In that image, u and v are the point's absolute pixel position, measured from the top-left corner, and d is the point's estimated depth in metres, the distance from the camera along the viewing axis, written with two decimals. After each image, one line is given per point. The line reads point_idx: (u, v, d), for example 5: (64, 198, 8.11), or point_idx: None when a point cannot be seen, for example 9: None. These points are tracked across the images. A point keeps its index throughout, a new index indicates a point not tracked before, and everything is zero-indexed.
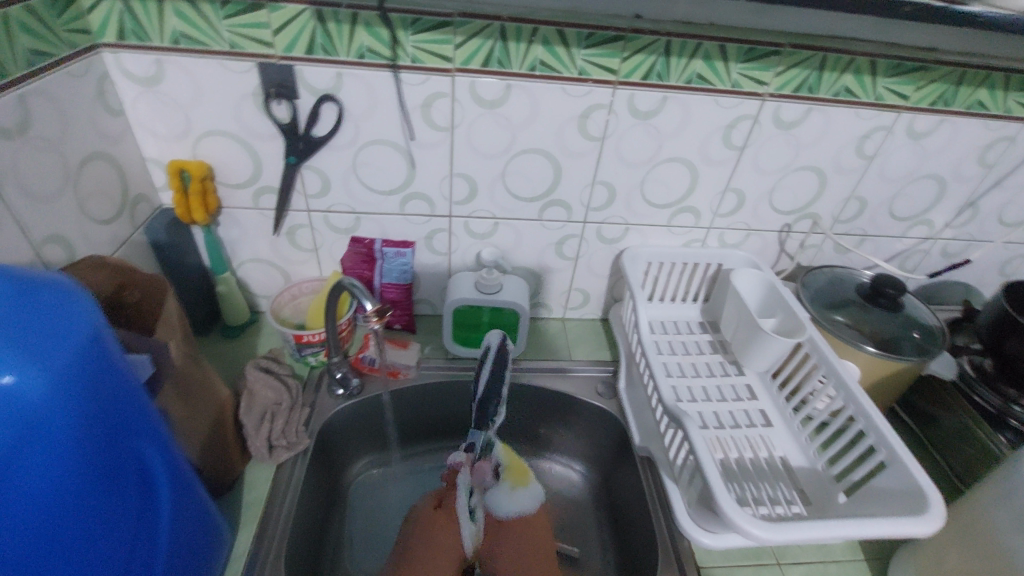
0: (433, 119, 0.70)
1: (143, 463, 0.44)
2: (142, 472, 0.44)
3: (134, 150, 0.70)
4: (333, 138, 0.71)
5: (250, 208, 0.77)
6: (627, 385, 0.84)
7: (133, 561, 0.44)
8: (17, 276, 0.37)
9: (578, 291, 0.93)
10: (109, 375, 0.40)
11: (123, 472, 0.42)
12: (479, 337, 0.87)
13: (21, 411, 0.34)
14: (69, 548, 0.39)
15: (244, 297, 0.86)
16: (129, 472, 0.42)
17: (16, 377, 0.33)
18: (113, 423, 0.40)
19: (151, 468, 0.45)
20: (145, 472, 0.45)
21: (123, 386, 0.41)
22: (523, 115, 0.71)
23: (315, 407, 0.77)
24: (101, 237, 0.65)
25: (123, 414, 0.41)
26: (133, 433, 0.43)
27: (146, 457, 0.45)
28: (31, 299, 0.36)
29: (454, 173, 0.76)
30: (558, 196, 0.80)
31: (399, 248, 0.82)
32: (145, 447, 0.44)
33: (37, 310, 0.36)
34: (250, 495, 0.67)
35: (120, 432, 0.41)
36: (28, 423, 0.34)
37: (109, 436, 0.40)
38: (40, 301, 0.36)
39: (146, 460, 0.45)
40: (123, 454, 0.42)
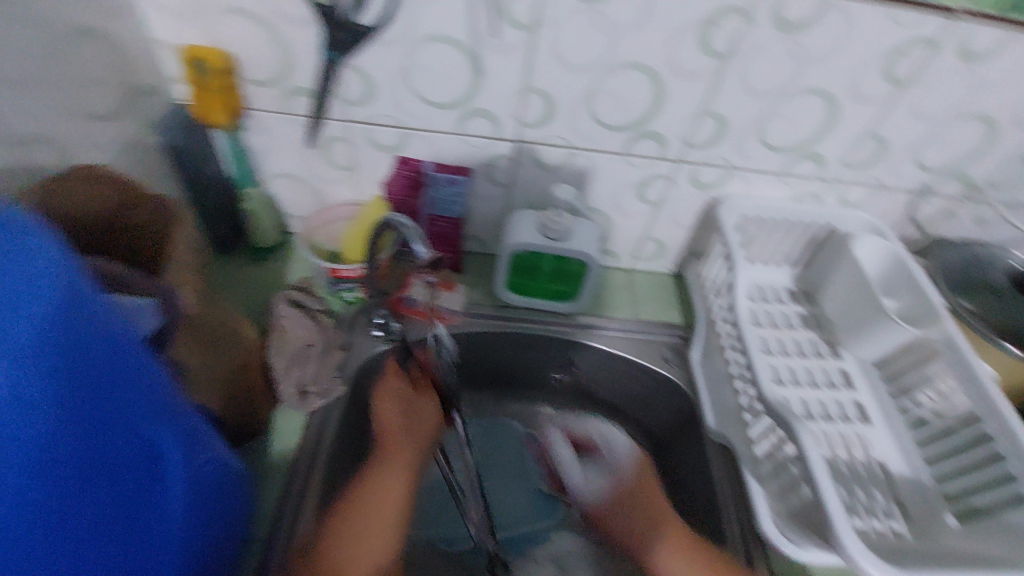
0: (513, 12, 0.54)
1: (141, 433, 0.34)
2: (141, 443, 0.34)
3: (138, 27, 0.55)
4: (384, 30, 0.56)
5: (280, 112, 0.64)
6: (702, 357, 0.72)
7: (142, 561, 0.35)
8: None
9: (653, 240, 0.79)
10: (77, 326, 0.28)
11: (115, 449, 0.32)
12: (536, 287, 0.75)
13: None
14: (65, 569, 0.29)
15: (271, 216, 0.75)
16: (122, 447, 0.32)
17: None
18: (87, 388, 0.29)
19: (151, 437, 0.35)
20: (143, 441, 0.34)
21: (94, 333, 0.30)
22: (631, 15, 0.54)
23: (351, 351, 0.68)
24: (102, 138, 0.53)
25: (101, 378, 0.30)
26: (124, 403, 0.32)
27: (141, 427, 0.34)
28: None
29: (529, 88, 0.60)
30: (653, 127, 0.64)
31: (452, 175, 0.68)
32: (134, 412, 0.33)
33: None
34: (277, 446, 0.59)
35: (100, 402, 0.30)
36: None
37: (85, 412, 0.29)
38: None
39: (141, 431, 0.34)
40: (113, 430, 0.31)
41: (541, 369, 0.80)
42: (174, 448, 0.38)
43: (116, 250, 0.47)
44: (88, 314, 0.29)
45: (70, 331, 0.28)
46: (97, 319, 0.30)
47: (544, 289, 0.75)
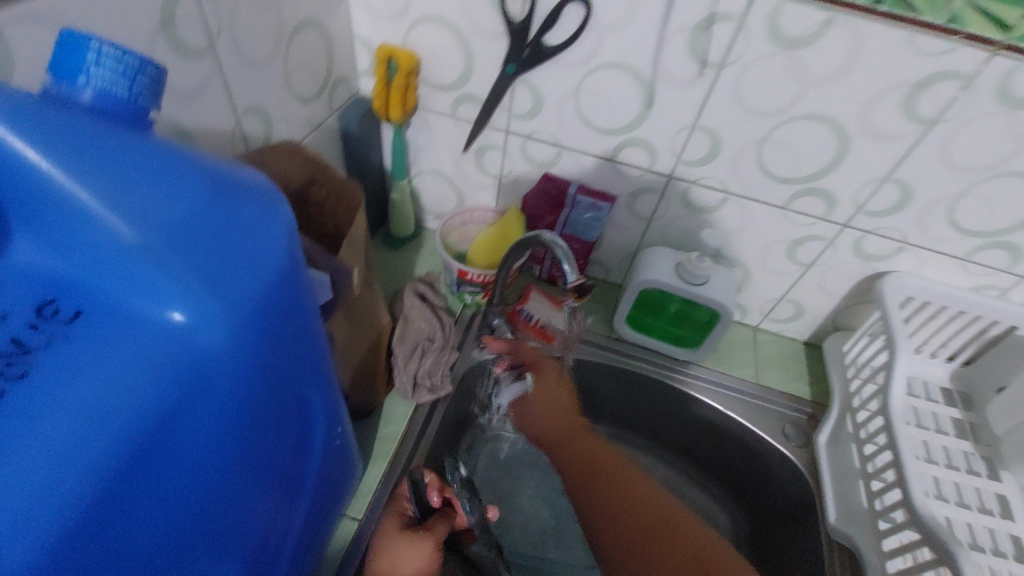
0: (702, 49, 0.52)
1: (304, 407, 0.36)
2: (302, 417, 0.36)
3: (345, 23, 0.61)
4: (565, 52, 0.56)
5: (446, 115, 0.67)
6: (830, 442, 0.65)
7: (276, 520, 0.37)
8: (209, 160, 0.29)
9: (790, 302, 0.72)
10: (292, 308, 0.30)
11: (283, 420, 0.34)
12: (656, 327, 0.71)
13: (199, 359, 0.26)
14: (226, 515, 0.31)
15: (413, 209, 0.79)
16: (288, 419, 0.34)
17: (193, 316, 0.26)
18: (281, 365, 0.31)
19: (309, 412, 0.37)
20: (304, 415, 0.36)
21: (299, 314, 0.32)
22: (831, 67, 0.50)
23: (462, 353, 0.69)
24: (298, 117, 0.58)
25: (293, 355, 0.32)
26: (303, 377, 0.34)
27: (306, 401, 0.36)
28: (232, 207, 0.28)
29: (698, 126, 0.58)
30: (825, 185, 0.59)
31: (596, 200, 0.67)
32: (305, 387, 0.35)
33: (235, 221, 0.27)
34: (383, 429, 0.61)
35: (285, 377, 0.32)
36: (198, 370, 0.27)
37: (274, 383, 0.31)
38: (235, 204, 0.28)
39: (305, 404, 0.36)
40: (289, 400, 0.34)
41: (642, 412, 0.77)
42: (322, 423, 0.40)
43: None
44: (301, 298, 0.31)
45: (284, 312, 0.30)
46: (305, 302, 0.32)
47: (665, 331, 0.71)
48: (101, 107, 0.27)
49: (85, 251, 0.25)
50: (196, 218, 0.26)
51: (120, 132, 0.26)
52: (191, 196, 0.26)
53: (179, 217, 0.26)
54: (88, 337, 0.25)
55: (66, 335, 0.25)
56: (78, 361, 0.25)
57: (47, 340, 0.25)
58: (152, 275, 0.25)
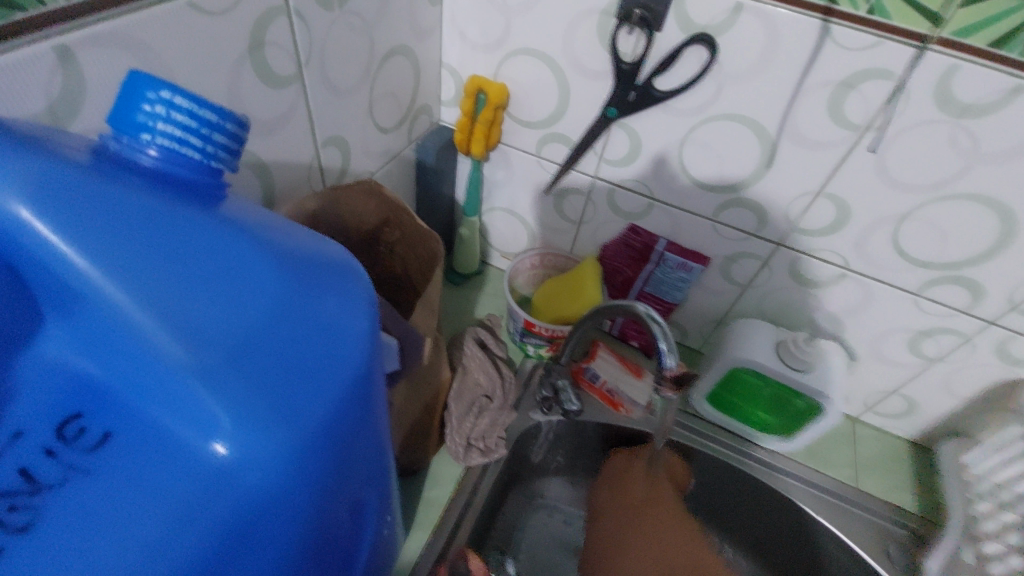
0: (844, 109, 0.45)
1: (363, 519, 0.31)
2: (359, 530, 0.31)
3: (436, 50, 0.57)
4: (678, 98, 0.50)
5: (531, 154, 0.62)
6: (947, 574, 0.54)
7: None
8: (285, 244, 0.25)
9: (901, 397, 0.62)
10: (361, 420, 0.25)
11: (340, 542, 0.28)
12: (738, 408, 0.62)
13: (243, 500, 0.22)
14: None
15: (481, 246, 0.74)
16: (345, 538, 0.29)
17: (240, 452, 0.21)
18: (344, 484, 0.26)
19: (367, 521, 0.32)
20: (362, 527, 0.31)
21: (370, 423, 0.27)
22: (1011, 142, 0.41)
23: (519, 412, 0.62)
24: (376, 148, 0.54)
25: (358, 469, 0.27)
26: (364, 491, 0.29)
27: (365, 511, 0.31)
28: (300, 308, 0.23)
29: (823, 192, 0.50)
30: (974, 276, 0.49)
31: (686, 260, 0.60)
32: (366, 498, 0.30)
33: (306, 322, 0.23)
34: (429, 492, 0.55)
35: (348, 495, 0.27)
36: (242, 512, 0.22)
37: (335, 507, 0.26)
38: (310, 301, 0.23)
39: (364, 515, 0.31)
40: (346, 523, 0.28)
41: (718, 495, 0.65)
42: (378, 527, 0.34)
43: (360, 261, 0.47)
44: (372, 405, 0.26)
45: (352, 427, 0.25)
46: (376, 407, 0.27)
47: (747, 414, 0.62)
48: (164, 174, 0.24)
49: (128, 367, 0.21)
50: (259, 324, 0.22)
51: (186, 211, 0.22)
52: (259, 295, 0.22)
53: (242, 325, 0.22)
54: (121, 465, 0.22)
55: (93, 468, 0.22)
56: (107, 502, 0.21)
57: (73, 475, 0.21)
58: (200, 396, 0.21)
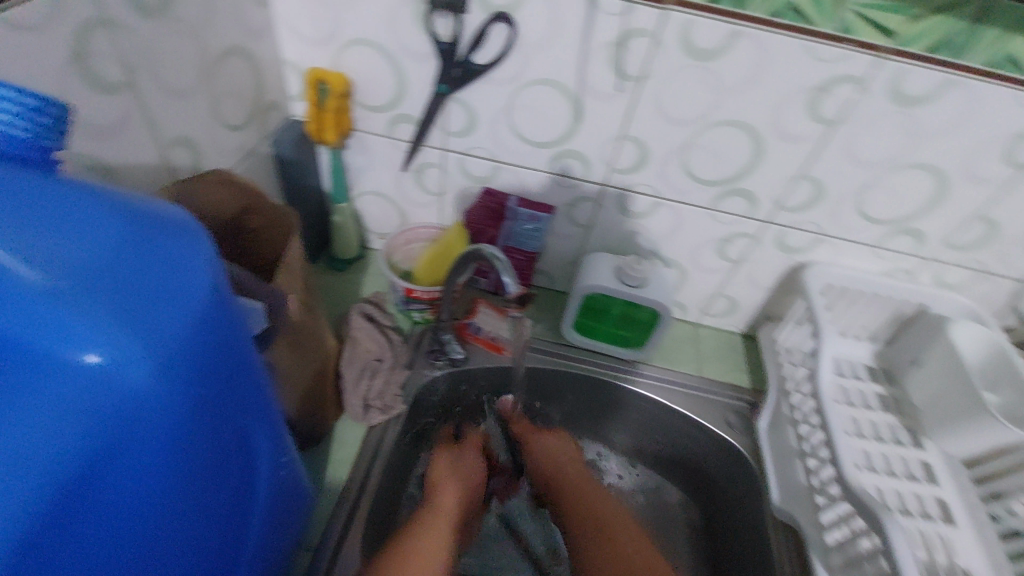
0: (623, 64, 0.55)
1: (245, 439, 0.36)
2: (243, 449, 0.36)
3: (273, 48, 0.61)
4: (495, 70, 0.58)
5: (383, 135, 0.67)
6: (770, 425, 0.68)
7: (221, 556, 0.36)
8: (122, 200, 0.28)
9: (725, 297, 0.77)
10: (220, 341, 0.30)
11: (222, 455, 0.33)
12: (600, 329, 0.74)
13: (120, 401, 0.26)
14: (161, 551, 0.31)
15: (356, 230, 0.78)
16: (228, 452, 0.34)
17: (112, 358, 0.25)
18: (215, 398, 0.31)
19: (251, 443, 0.37)
20: (246, 446, 0.36)
21: (230, 346, 0.32)
22: (742, 76, 0.54)
23: (413, 371, 0.69)
24: (228, 145, 0.57)
25: (227, 388, 0.32)
26: (239, 407, 0.34)
27: (246, 432, 0.36)
28: (149, 243, 0.28)
29: (625, 135, 0.61)
30: (746, 186, 0.63)
31: (534, 212, 0.68)
32: (243, 419, 0.35)
33: (155, 258, 0.27)
34: (336, 455, 0.60)
35: (221, 410, 0.32)
36: (121, 412, 0.26)
37: (208, 417, 0.31)
38: (155, 242, 0.28)
39: (246, 435, 0.36)
40: (226, 433, 0.33)
41: (599, 404, 0.77)
42: (266, 452, 0.39)
43: (225, 250, 0.50)
44: (230, 330, 0.31)
45: (215, 344, 0.30)
46: (235, 333, 0.32)
47: (609, 332, 0.74)
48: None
49: None
50: (115, 255, 0.26)
51: (27, 180, 0.27)
52: (109, 236, 0.26)
53: (94, 259, 0.25)
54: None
55: None
56: None
57: None
58: (67, 317, 0.24)
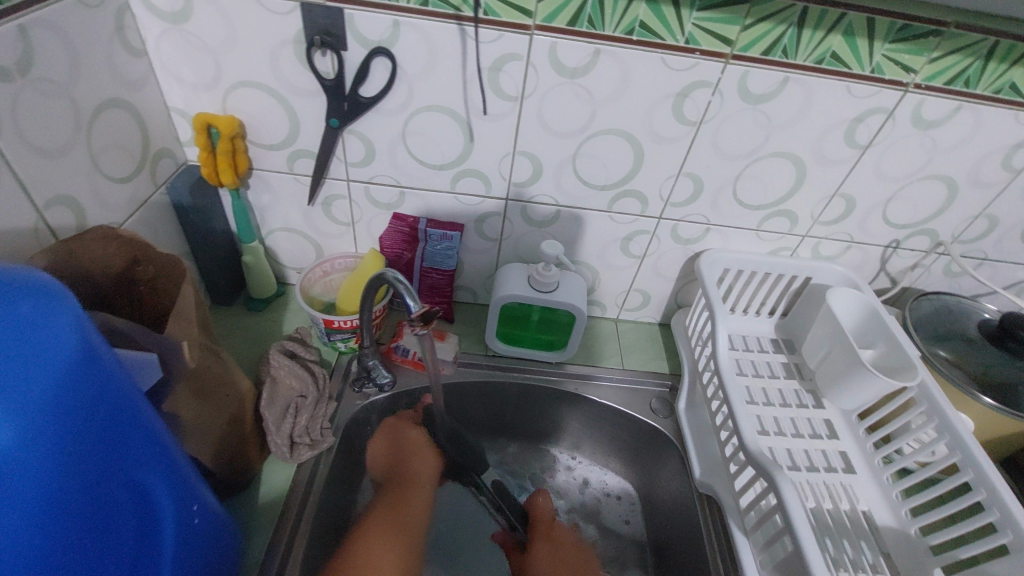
0: (502, 86, 0.59)
1: (141, 492, 0.36)
2: (140, 502, 0.36)
3: (156, 97, 0.60)
4: (383, 101, 0.60)
5: (284, 172, 0.68)
6: (688, 406, 0.73)
7: None
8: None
9: (638, 291, 0.82)
10: (93, 395, 0.31)
11: (115, 511, 0.33)
12: (524, 335, 0.77)
13: None
14: None
15: (271, 268, 0.78)
16: (122, 507, 0.34)
17: None
18: (96, 452, 0.31)
19: (149, 494, 0.36)
20: (143, 497, 0.36)
21: (108, 401, 0.32)
22: (610, 88, 0.59)
23: (341, 401, 0.69)
24: (116, 198, 0.56)
25: (110, 443, 0.32)
26: (129, 460, 0.34)
27: (140, 484, 0.36)
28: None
29: (517, 151, 0.65)
30: (635, 187, 0.68)
31: (445, 231, 0.71)
32: (137, 471, 0.35)
33: (6, 322, 0.28)
34: (265, 498, 0.59)
35: (105, 464, 0.32)
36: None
37: (91, 473, 0.31)
38: (5, 307, 0.28)
39: (141, 488, 0.36)
40: (116, 488, 0.33)
41: (534, 409, 0.80)
42: (171, 502, 0.39)
43: (124, 304, 0.51)
44: (105, 384, 0.32)
45: (86, 399, 0.30)
46: (112, 387, 0.32)
47: (532, 338, 0.77)
48: None
49: None
50: None
51: None
52: None
53: None
54: None
55: None
56: None
57: None
58: None
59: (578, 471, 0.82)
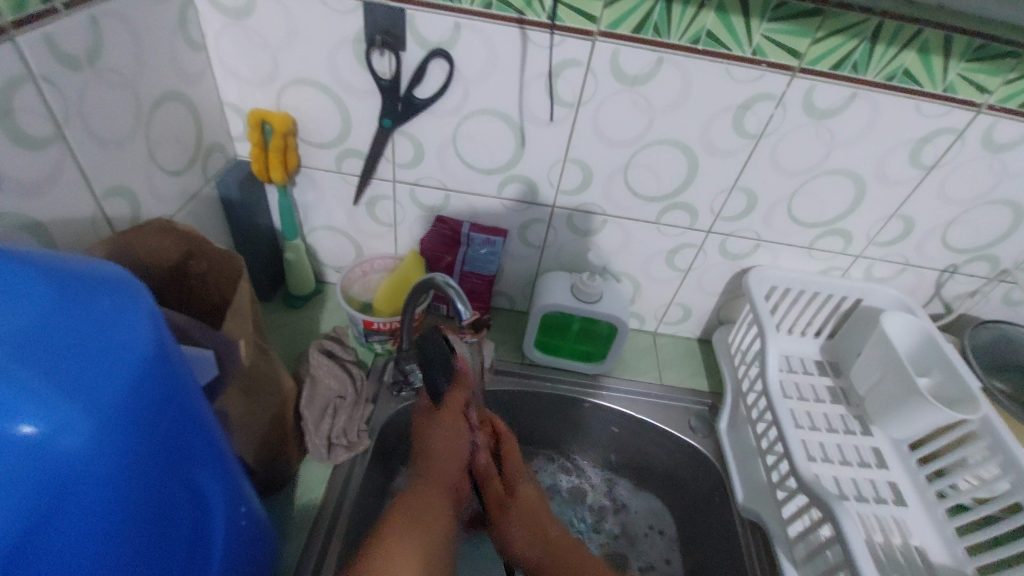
0: (559, 92, 0.58)
1: (196, 493, 0.35)
2: (195, 503, 0.35)
3: (212, 92, 0.61)
4: (437, 103, 0.60)
5: (332, 171, 0.68)
6: (729, 426, 0.71)
7: None
8: (45, 261, 0.28)
9: (679, 305, 0.80)
10: (161, 395, 0.30)
11: (172, 512, 0.33)
12: (563, 346, 0.75)
13: (58, 468, 0.25)
14: None
15: (311, 266, 0.78)
16: (178, 509, 0.33)
17: (49, 427, 0.25)
18: (160, 452, 0.31)
19: (203, 496, 0.36)
20: (199, 499, 0.35)
21: (174, 401, 0.32)
22: (669, 98, 0.57)
23: (377, 404, 0.68)
24: (169, 190, 0.56)
25: (172, 442, 0.32)
26: (187, 461, 0.34)
27: (196, 485, 0.35)
28: (80, 305, 0.27)
29: (568, 158, 0.64)
30: (685, 200, 0.67)
31: (489, 235, 0.70)
32: (193, 472, 0.35)
33: (83, 320, 0.27)
34: (301, 500, 0.59)
35: (168, 464, 0.32)
36: (61, 479, 0.25)
37: (155, 472, 0.31)
38: (82, 302, 0.27)
39: (196, 489, 0.35)
40: (175, 489, 0.33)
41: (569, 421, 0.78)
42: (221, 504, 0.38)
43: (176, 298, 0.50)
44: (172, 384, 0.31)
45: (156, 399, 0.30)
46: (178, 388, 0.32)
47: (571, 348, 0.75)
48: None
49: None
50: (46, 321, 0.26)
51: None
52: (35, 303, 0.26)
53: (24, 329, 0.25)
54: None
55: None
56: None
57: None
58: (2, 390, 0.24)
59: (612, 487, 0.80)
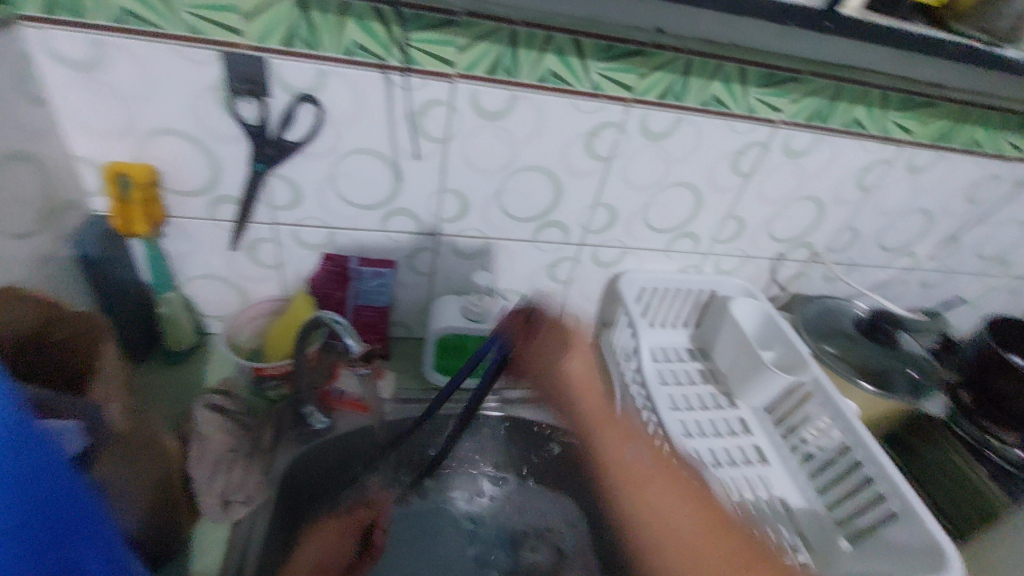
0: (428, 129, 0.62)
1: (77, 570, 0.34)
2: None
3: (59, 146, 0.57)
4: (310, 144, 0.61)
5: (205, 219, 0.66)
6: (620, 418, 0.78)
7: None
8: None
9: (567, 314, 0.87)
10: (30, 469, 0.29)
11: None
12: (462, 366, 0.78)
13: None
14: None
15: (192, 318, 0.74)
16: None
17: None
18: (32, 529, 0.30)
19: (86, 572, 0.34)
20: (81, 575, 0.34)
21: (48, 472, 0.31)
22: (528, 129, 0.64)
23: (276, 452, 0.66)
24: (17, 255, 0.52)
25: (47, 519, 0.31)
26: (65, 535, 0.32)
27: (77, 561, 0.34)
28: None
29: (445, 189, 0.68)
30: (556, 218, 0.73)
31: (376, 268, 0.72)
32: (73, 548, 0.33)
33: None
34: (200, 564, 0.56)
35: (42, 542, 0.30)
36: None
37: (33, 542, 0.30)
38: None
39: (78, 566, 0.34)
40: (51, 568, 0.31)
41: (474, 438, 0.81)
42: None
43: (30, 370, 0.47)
44: (41, 457, 0.30)
45: (23, 474, 0.29)
46: (49, 460, 0.31)
47: (470, 367, 0.78)
48: None
49: None
50: None
51: None
52: None
53: None
54: None
55: None
56: None
57: None
58: None
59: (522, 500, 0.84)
